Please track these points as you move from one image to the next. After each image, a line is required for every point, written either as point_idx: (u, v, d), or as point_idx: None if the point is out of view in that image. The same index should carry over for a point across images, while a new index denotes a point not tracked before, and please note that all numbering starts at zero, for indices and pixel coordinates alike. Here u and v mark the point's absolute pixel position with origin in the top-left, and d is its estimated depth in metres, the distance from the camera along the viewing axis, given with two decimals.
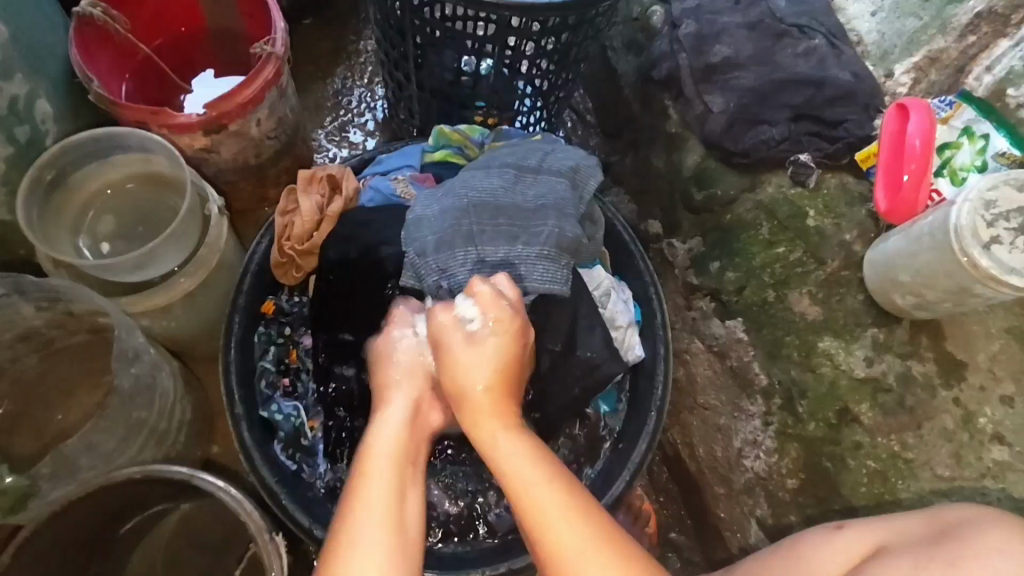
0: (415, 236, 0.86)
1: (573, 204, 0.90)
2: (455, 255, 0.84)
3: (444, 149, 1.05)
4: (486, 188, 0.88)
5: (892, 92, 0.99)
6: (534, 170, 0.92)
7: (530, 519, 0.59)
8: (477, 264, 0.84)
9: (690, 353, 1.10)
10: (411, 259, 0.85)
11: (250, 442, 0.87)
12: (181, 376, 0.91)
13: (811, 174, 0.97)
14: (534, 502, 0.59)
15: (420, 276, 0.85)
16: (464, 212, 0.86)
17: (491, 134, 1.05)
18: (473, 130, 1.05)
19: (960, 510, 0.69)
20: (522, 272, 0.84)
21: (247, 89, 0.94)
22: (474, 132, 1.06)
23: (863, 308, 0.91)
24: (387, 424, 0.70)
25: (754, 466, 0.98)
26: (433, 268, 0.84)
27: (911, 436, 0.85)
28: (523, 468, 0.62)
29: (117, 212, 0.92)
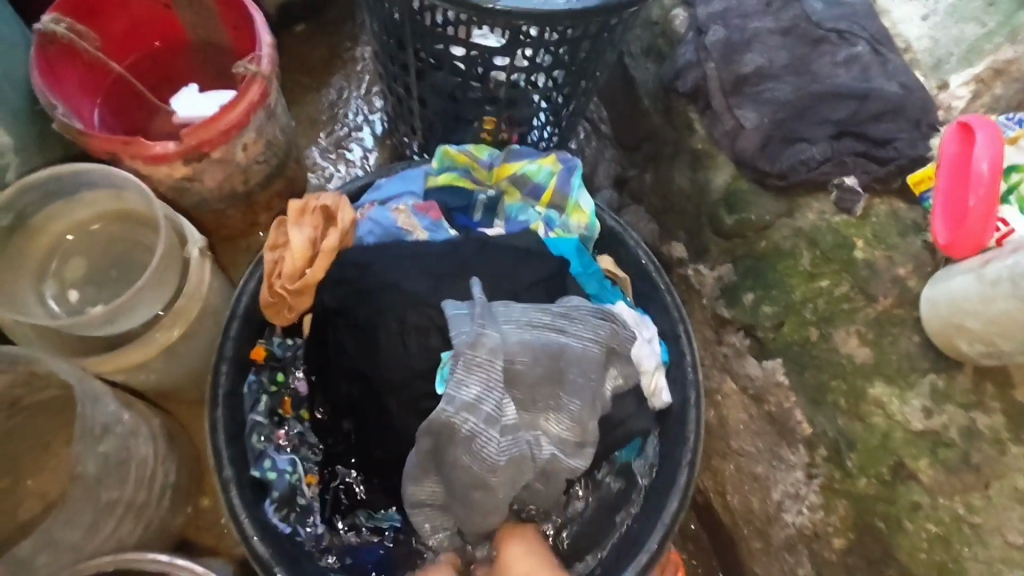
0: (477, 361, 0.71)
1: (595, 407, 0.77)
2: (487, 387, 0.70)
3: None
4: (565, 398, 0.75)
5: (947, 105, 0.89)
6: (603, 397, 0.78)
7: None
8: (509, 453, 0.71)
9: (721, 394, 0.99)
10: (478, 390, 0.70)
11: (239, 507, 0.79)
12: (163, 434, 0.82)
13: (857, 201, 0.88)
14: None
15: (467, 410, 0.69)
16: (530, 389, 0.75)
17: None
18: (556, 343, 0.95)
19: None
20: (517, 487, 0.74)
21: (230, 113, 0.85)
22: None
23: (919, 350, 0.81)
24: None
25: (796, 521, 0.87)
26: (477, 396, 0.70)
27: (977, 497, 0.76)
28: None
29: (87, 255, 0.82)
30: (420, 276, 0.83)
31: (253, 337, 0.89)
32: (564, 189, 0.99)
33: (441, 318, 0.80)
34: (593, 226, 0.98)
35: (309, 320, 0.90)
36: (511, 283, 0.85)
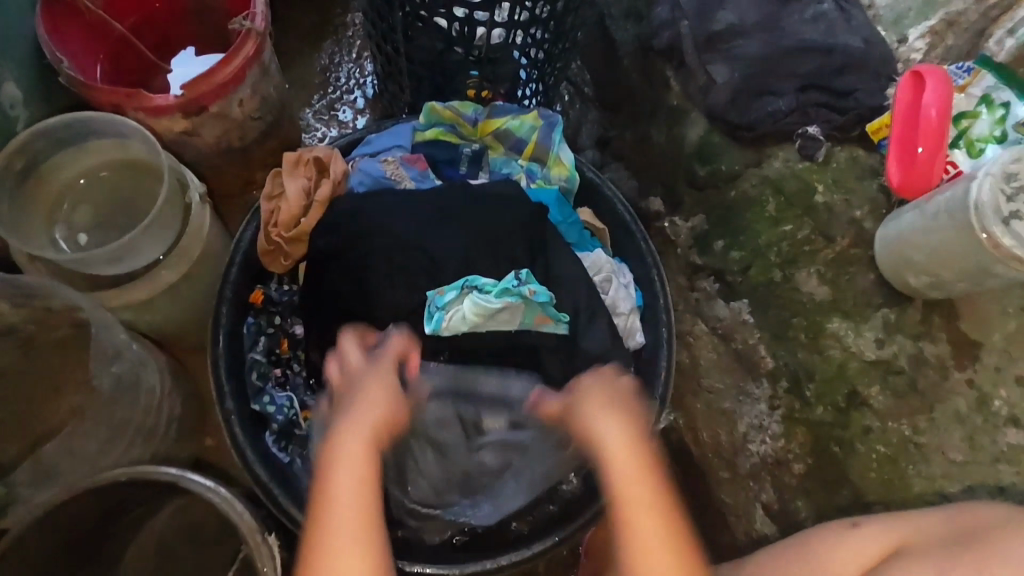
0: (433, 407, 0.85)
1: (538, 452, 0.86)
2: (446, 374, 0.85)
3: (465, 280, 0.84)
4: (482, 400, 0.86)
5: (906, 58, 0.94)
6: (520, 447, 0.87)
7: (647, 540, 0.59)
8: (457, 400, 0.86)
9: (693, 336, 1.05)
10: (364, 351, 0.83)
11: (242, 440, 0.85)
12: (168, 370, 0.88)
13: (819, 148, 0.93)
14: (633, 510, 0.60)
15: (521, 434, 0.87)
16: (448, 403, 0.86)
17: (523, 303, 0.82)
18: (526, 278, 0.85)
19: (990, 510, 0.68)
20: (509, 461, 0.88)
21: (226, 68, 0.89)
22: (533, 279, 0.85)
23: (874, 287, 0.87)
24: (344, 461, 0.60)
25: (760, 451, 0.94)
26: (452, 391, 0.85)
27: (923, 420, 0.82)
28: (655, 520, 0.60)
29: (94, 202, 0.87)
30: (407, 220, 0.88)
31: (251, 281, 0.94)
32: (546, 142, 1.04)
33: (427, 262, 0.85)
34: (573, 179, 1.04)
35: (302, 268, 0.95)
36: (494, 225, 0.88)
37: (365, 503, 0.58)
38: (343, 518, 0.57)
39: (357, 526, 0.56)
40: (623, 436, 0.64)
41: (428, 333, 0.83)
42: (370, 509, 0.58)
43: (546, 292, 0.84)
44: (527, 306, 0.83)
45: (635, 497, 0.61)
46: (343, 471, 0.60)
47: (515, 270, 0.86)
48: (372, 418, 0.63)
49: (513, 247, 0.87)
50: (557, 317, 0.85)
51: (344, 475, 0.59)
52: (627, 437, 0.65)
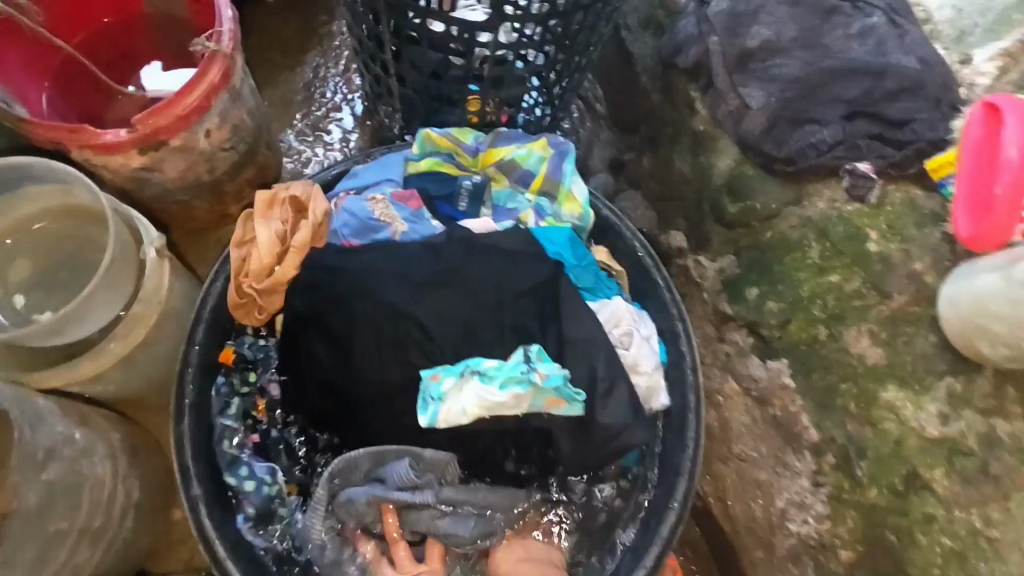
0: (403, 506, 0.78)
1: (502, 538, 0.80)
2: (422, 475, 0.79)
3: (466, 362, 0.75)
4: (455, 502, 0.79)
5: (969, 82, 0.83)
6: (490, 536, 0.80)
7: None
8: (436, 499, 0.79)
9: (723, 395, 0.94)
10: (362, 455, 0.78)
11: (210, 529, 0.73)
12: (125, 446, 0.77)
13: (871, 188, 0.81)
14: None
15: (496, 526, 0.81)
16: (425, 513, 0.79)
17: (532, 391, 0.73)
18: (537, 357, 0.75)
19: None
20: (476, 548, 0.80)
21: (188, 97, 0.78)
22: (544, 360, 0.75)
23: (936, 351, 0.76)
24: None
25: (800, 531, 0.84)
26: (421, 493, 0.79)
27: (996, 510, 0.70)
28: None
29: (34, 256, 0.75)
30: (399, 285, 0.77)
31: (220, 339, 0.83)
32: (556, 175, 0.92)
33: (420, 334, 0.76)
34: (587, 216, 0.91)
35: (280, 321, 0.83)
36: (502, 289, 0.78)
37: None
38: None
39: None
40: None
41: (424, 425, 0.74)
42: None
43: (559, 372, 0.73)
44: (536, 392, 0.73)
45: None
46: None
47: (523, 346, 0.77)
48: None
49: (521, 316, 0.78)
50: (571, 397, 0.75)
51: None
52: None
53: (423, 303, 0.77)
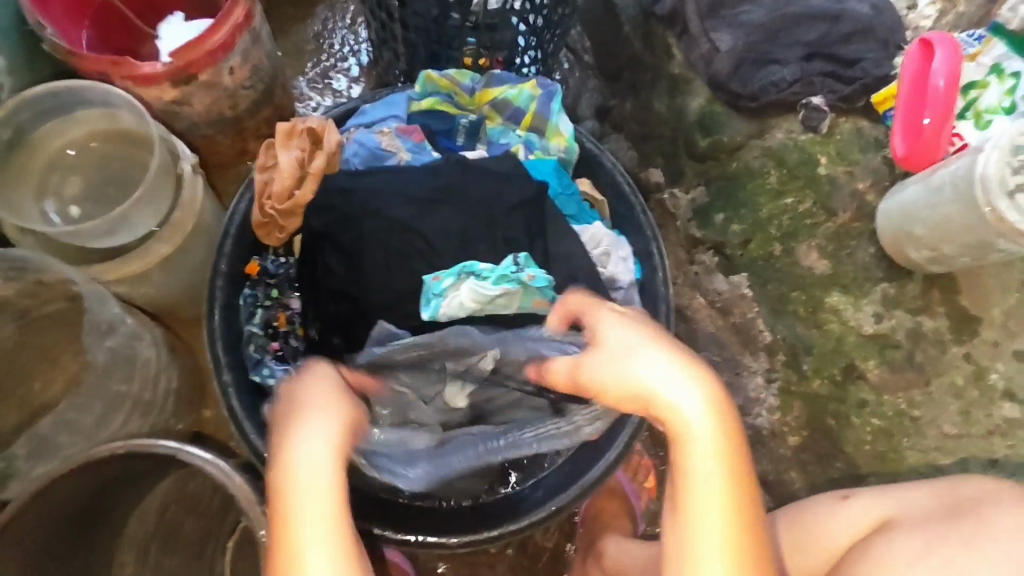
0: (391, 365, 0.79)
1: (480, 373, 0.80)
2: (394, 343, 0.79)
3: (463, 265, 0.83)
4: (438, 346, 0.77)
5: (914, 26, 0.93)
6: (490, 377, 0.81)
7: (702, 521, 0.51)
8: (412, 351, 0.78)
9: (692, 309, 0.96)
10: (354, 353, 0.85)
11: (240, 412, 0.85)
12: (165, 343, 0.89)
13: (823, 119, 0.93)
14: (692, 477, 0.52)
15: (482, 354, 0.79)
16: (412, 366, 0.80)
17: (521, 289, 0.81)
18: (525, 263, 0.84)
19: (976, 484, 0.69)
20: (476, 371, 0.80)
21: (215, 34, 0.87)
22: (531, 264, 0.83)
23: (875, 261, 0.88)
24: (305, 488, 0.52)
25: (756, 425, 0.89)
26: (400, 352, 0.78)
27: (919, 393, 0.83)
28: (711, 459, 0.51)
29: (83, 173, 0.86)
30: (402, 204, 0.87)
31: (246, 254, 0.94)
32: (544, 113, 1.02)
33: (421, 244, 0.85)
34: (573, 149, 1.02)
35: (299, 241, 0.94)
36: (494, 208, 0.87)
37: (329, 482, 0.53)
38: (316, 533, 0.51)
39: (334, 464, 0.54)
40: (666, 361, 0.52)
41: (426, 318, 0.82)
42: (337, 512, 0.52)
43: (545, 276, 0.82)
44: (524, 289, 0.81)
45: (689, 437, 0.51)
46: (312, 463, 0.53)
47: (512, 254, 0.85)
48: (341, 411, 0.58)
49: (512, 229, 0.87)
50: (556, 300, 0.83)
51: (313, 466, 0.53)
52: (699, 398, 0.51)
53: (427, 215, 0.86)
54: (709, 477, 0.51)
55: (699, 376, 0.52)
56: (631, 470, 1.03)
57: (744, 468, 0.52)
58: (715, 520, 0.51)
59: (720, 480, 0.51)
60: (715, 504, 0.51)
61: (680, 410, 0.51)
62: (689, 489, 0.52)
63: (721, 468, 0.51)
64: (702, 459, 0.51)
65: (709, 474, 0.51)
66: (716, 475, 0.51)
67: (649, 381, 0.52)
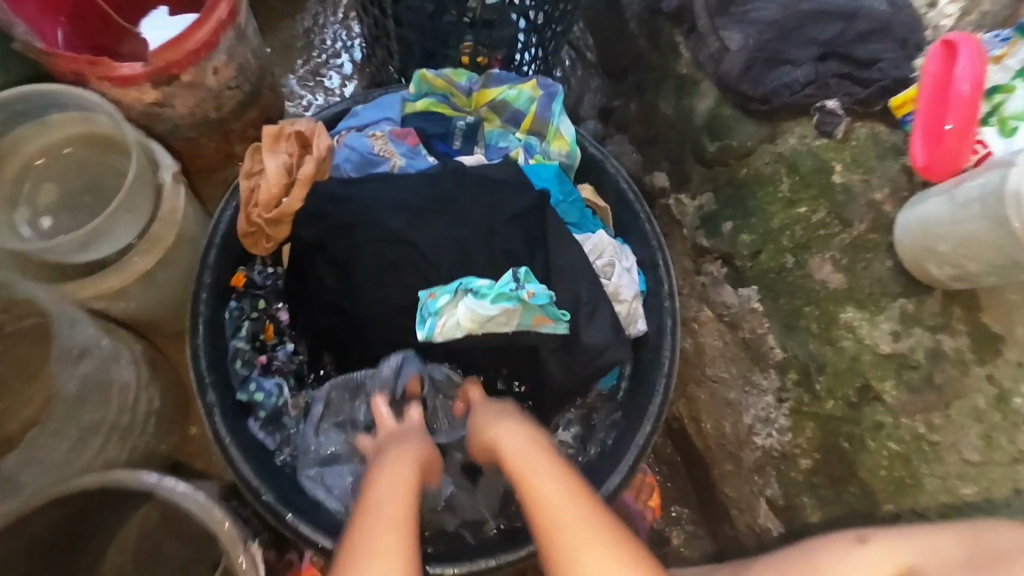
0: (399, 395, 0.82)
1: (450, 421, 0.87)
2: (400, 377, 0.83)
3: (461, 281, 0.79)
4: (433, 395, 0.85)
5: (936, 24, 0.87)
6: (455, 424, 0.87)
7: (562, 524, 0.54)
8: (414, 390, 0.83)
9: (699, 322, 1.02)
10: (360, 371, 0.85)
11: (224, 432, 0.81)
12: (147, 360, 0.85)
13: (838, 124, 0.86)
14: (545, 498, 0.56)
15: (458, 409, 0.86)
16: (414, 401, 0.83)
17: (521, 308, 0.78)
18: (525, 278, 0.80)
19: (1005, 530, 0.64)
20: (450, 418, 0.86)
21: (197, 32, 0.82)
22: (532, 280, 0.80)
23: (891, 275, 0.82)
24: (382, 496, 0.58)
25: (765, 444, 0.91)
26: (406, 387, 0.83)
27: (938, 417, 0.78)
28: (556, 483, 0.58)
29: (60, 180, 0.82)
30: (400, 213, 0.82)
31: (231, 264, 0.89)
32: (545, 115, 0.97)
33: (417, 257, 0.81)
34: (574, 154, 0.97)
35: (287, 250, 0.90)
36: (494, 218, 0.83)
37: (404, 502, 0.57)
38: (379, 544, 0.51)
39: (409, 484, 0.59)
40: (527, 435, 0.67)
41: (422, 338, 0.79)
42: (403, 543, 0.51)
43: (546, 293, 0.79)
44: (523, 308, 0.78)
45: (541, 470, 0.60)
46: (388, 481, 0.60)
47: (512, 269, 0.81)
48: (420, 457, 0.66)
49: (511, 240, 0.83)
50: (557, 317, 0.80)
51: (390, 486, 0.59)
52: (545, 454, 0.63)
53: (424, 225, 0.82)
54: (560, 491, 0.56)
55: (540, 444, 0.65)
56: (636, 490, 1.02)
57: (580, 488, 0.57)
58: (578, 522, 0.54)
59: (568, 499, 0.56)
60: (571, 509, 0.55)
61: (529, 458, 0.63)
62: (546, 518, 0.55)
63: (568, 483, 0.58)
64: (545, 480, 0.58)
65: (559, 486, 0.57)
66: (564, 488, 0.57)
67: (510, 440, 0.66)
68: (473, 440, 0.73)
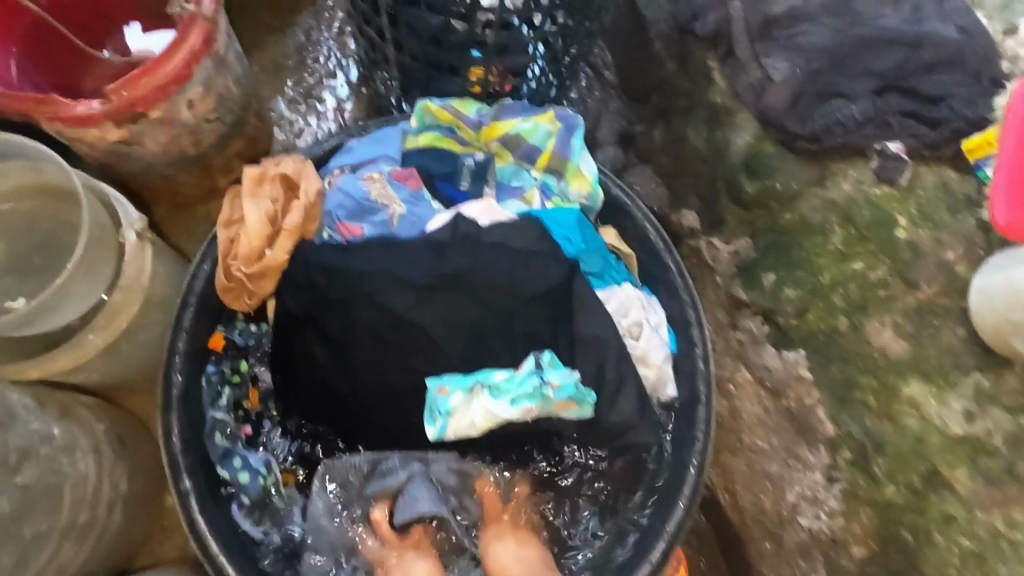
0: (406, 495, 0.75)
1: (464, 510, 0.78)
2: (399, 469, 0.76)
3: (475, 376, 0.71)
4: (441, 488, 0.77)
5: (1012, 54, 0.77)
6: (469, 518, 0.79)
7: None
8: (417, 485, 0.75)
9: (735, 384, 0.92)
10: (361, 457, 0.77)
11: (204, 523, 0.70)
12: (114, 438, 0.75)
13: (902, 169, 0.76)
14: None
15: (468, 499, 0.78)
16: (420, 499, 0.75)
17: (543, 404, 0.69)
18: (549, 365, 0.71)
19: None
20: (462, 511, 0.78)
21: (166, 65, 0.72)
22: (557, 367, 0.71)
23: (964, 345, 0.71)
24: None
25: (812, 526, 0.82)
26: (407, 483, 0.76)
27: (1020, 512, 0.66)
28: None
29: (7, 238, 0.72)
30: (403, 291, 0.72)
31: (209, 324, 0.78)
32: (564, 151, 0.86)
33: (423, 339, 0.72)
34: (596, 195, 0.86)
35: (272, 306, 0.79)
36: (513, 296, 0.73)
37: None
38: None
39: None
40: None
41: (432, 438, 0.70)
42: None
43: (572, 381, 0.69)
44: (545, 403, 0.69)
45: None
46: None
47: (534, 353, 0.72)
48: None
49: (533, 322, 0.73)
50: (581, 400, 0.71)
51: None
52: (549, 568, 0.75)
53: (430, 304, 0.72)
54: None
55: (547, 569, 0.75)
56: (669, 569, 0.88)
57: None
58: None
59: None
60: None
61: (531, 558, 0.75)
62: None
63: None
64: None
65: None
66: None
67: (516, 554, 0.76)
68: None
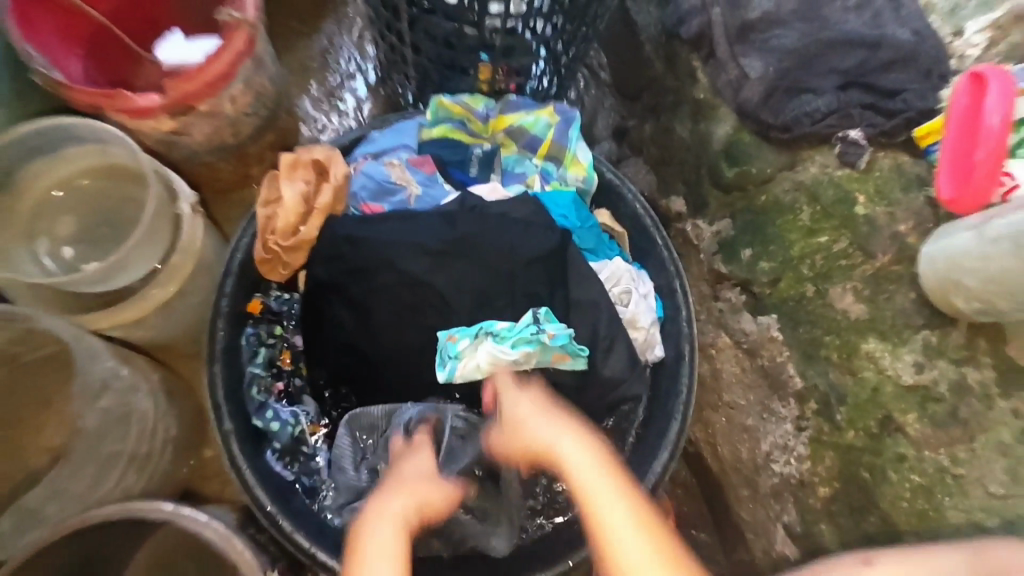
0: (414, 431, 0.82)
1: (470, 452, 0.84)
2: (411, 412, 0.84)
3: (480, 325, 0.79)
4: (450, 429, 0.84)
5: (961, 54, 0.86)
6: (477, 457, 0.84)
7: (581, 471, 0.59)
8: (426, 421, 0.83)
9: (716, 348, 1.02)
10: (379, 409, 0.85)
11: (242, 463, 0.81)
12: (164, 389, 0.85)
13: (862, 153, 0.85)
14: (578, 489, 0.57)
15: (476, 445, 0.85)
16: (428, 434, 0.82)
17: (541, 350, 0.77)
18: (545, 318, 0.79)
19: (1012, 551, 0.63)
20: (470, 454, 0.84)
21: (216, 63, 0.82)
22: (551, 321, 0.79)
23: (915, 308, 0.80)
24: (400, 484, 0.68)
25: (783, 471, 0.92)
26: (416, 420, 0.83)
27: (963, 450, 0.75)
28: (581, 455, 0.60)
29: (76, 212, 0.86)
30: (417, 256, 0.82)
31: (248, 291, 0.89)
32: (562, 141, 0.97)
33: (438, 303, 0.82)
34: (591, 178, 0.96)
35: (303, 276, 0.90)
36: (515, 262, 0.83)
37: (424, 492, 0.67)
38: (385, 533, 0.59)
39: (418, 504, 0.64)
40: (566, 425, 0.65)
41: (443, 380, 0.79)
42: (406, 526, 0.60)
43: (565, 332, 0.78)
44: (543, 351, 0.77)
45: (549, 424, 0.65)
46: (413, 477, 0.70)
47: (533, 308, 0.81)
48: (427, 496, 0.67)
49: (533, 284, 0.82)
50: (575, 353, 0.79)
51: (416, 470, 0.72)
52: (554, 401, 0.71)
53: (442, 270, 0.82)
54: (596, 480, 0.57)
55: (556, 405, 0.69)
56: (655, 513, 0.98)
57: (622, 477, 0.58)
58: (597, 474, 0.58)
59: (597, 472, 0.58)
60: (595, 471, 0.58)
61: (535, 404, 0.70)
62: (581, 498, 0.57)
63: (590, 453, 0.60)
64: (573, 457, 0.60)
65: (591, 473, 0.58)
66: (591, 465, 0.59)
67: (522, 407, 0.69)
68: (501, 443, 0.70)
